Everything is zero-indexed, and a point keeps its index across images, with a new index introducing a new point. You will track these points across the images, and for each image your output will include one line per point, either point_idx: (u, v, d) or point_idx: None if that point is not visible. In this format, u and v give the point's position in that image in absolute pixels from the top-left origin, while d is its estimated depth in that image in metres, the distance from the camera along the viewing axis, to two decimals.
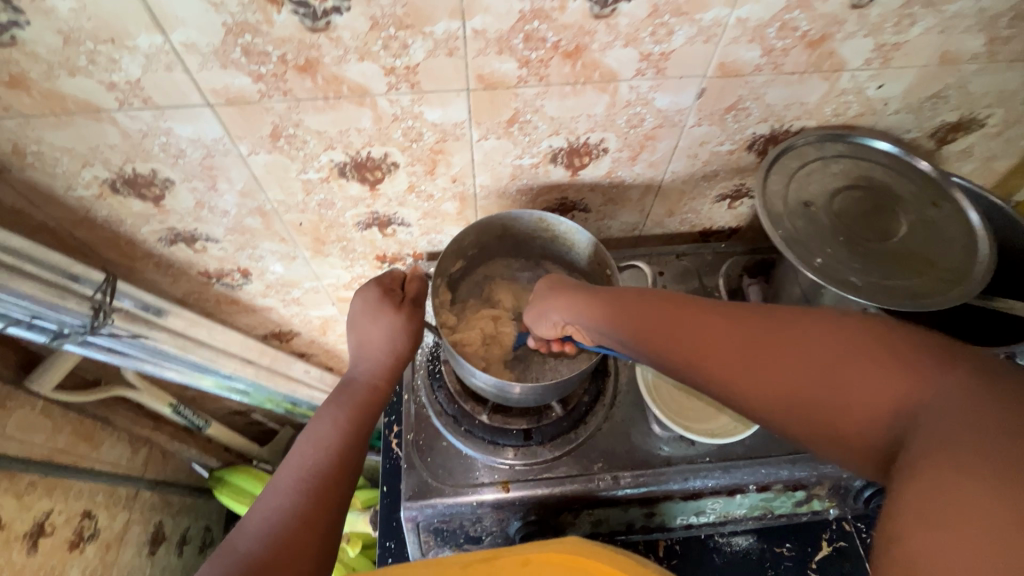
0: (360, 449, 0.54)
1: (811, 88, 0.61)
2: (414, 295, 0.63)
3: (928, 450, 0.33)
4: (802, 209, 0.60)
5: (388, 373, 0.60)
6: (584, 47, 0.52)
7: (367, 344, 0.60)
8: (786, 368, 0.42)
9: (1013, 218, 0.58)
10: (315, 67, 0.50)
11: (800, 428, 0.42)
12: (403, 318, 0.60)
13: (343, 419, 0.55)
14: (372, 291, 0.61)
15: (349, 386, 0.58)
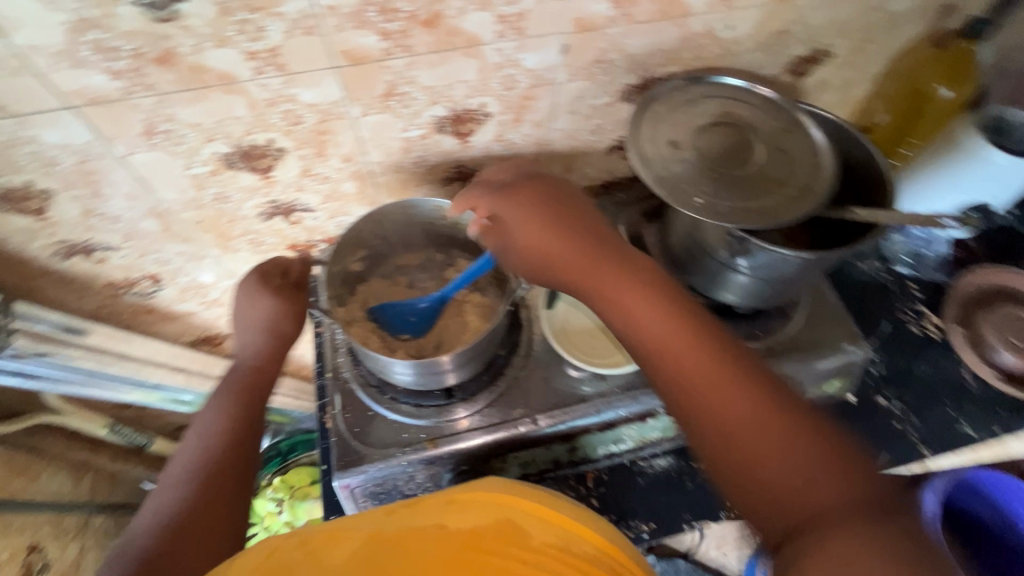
0: (250, 432, 0.59)
1: (666, 35, 0.65)
2: (298, 277, 0.66)
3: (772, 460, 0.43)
4: (669, 148, 0.65)
5: (274, 356, 0.64)
6: (439, 14, 0.55)
7: (246, 330, 0.63)
8: (673, 352, 0.49)
9: (852, 136, 0.65)
10: (172, 58, 0.51)
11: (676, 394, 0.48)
12: (280, 296, 0.63)
13: (228, 407, 0.59)
14: (249, 278, 0.63)
15: (232, 374, 0.63)
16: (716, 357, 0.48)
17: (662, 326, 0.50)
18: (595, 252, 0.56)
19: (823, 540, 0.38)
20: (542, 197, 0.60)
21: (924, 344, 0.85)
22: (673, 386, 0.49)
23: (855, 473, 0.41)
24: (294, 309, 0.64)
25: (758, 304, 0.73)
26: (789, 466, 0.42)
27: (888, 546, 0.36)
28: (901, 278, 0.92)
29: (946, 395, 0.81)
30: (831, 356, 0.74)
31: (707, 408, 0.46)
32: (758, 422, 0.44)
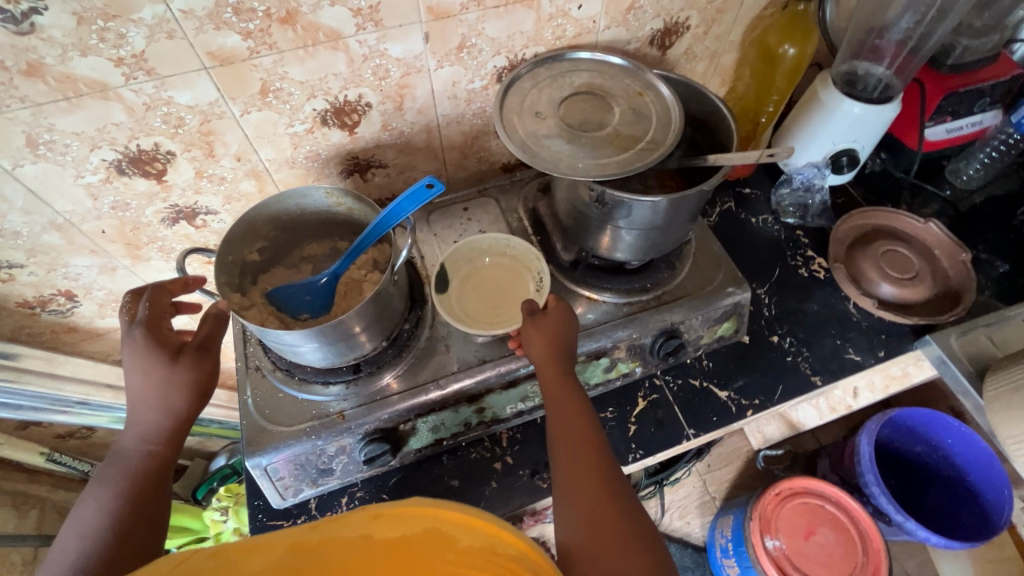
0: (140, 518, 0.57)
1: (521, 18, 0.71)
2: (201, 339, 0.63)
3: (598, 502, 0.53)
4: (534, 117, 0.70)
5: (165, 435, 0.62)
6: (294, 11, 0.60)
7: (135, 410, 0.61)
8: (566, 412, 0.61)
9: (699, 91, 0.71)
10: (40, 69, 0.55)
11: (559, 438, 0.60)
12: (174, 370, 0.60)
13: (111, 499, 0.58)
14: (142, 341, 0.60)
15: (119, 459, 0.61)
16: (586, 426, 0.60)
17: (578, 451, 0.58)
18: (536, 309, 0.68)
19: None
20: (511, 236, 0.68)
21: (813, 285, 0.92)
22: (559, 460, 0.58)
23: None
24: (189, 384, 0.61)
25: (643, 257, 0.79)
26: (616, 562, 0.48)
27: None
28: (790, 228, 0.98)
29: (833, 327, 0.88)
30: (718, 298, 0.79)
31: (569, 479, 0.56)
32: (596, 519, 0.52)
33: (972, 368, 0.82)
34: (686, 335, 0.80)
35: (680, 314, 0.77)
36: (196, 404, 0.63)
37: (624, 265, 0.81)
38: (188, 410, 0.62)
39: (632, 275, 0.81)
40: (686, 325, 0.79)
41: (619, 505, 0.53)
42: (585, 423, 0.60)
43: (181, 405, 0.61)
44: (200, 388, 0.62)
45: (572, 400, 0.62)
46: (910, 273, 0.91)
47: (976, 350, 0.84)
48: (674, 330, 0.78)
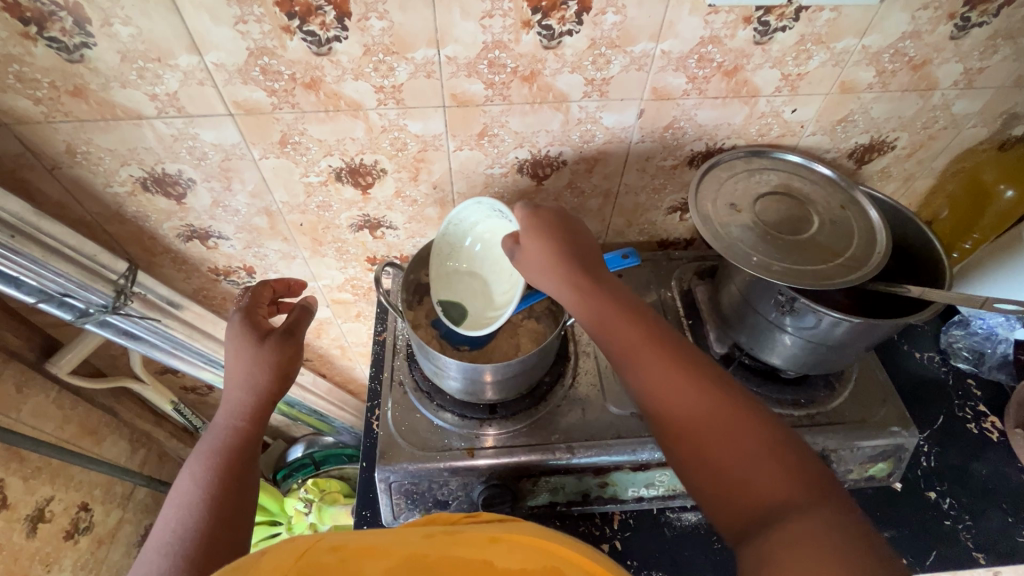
0: (228, 487, 0.59)
1: (734, 111, 0.72)
2: (289, 324, 0.69)
3: (691, 411, 0.52)
4: (728, 210, 0.70)
5: (251, 412, 0.65)
6: (537, 72, 0.64)
7: (226, 388, 0.66)
8: (614, 331, 0.59)
9: (908, 219, 0.68)
10: (318, 84, 0.62)
11: (625, 358, 0.58)
12: (261, 345, 0.65)
13: (205, 468, 0.60)
14: (240, 321, 0.67)
15: (210, 435, 0.64)
16: (641, 336, 0.58)
17: (632, 343, 0.58)
18: (539, 230, 0.63)
19: (782, 535, 0.43)
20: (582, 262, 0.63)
21: (982, 445, 0.82)
22: (642, 396, 0.56)
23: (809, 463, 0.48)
24: (273, 362, 0.65)
25: (802, 369, 0.74)
26: (739, 461, 0.48)
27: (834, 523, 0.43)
28: (960, 374, 0.89)
29: (1004, 501, 0.77)
30: (880, 436, 0.72)
31: (654, 399, 0.55)
32: (698, 430, 0.51)
33: None
34: (834, 465, 0.73)
35: (835, 441, 0.72)
36: (280, 384, 0.66)
37: (778, 373, 0.77)
38: (272, 387, 0.66)
39: (785, 386, 0.77)
40: (838, 455, 0.72)
41: (698, 368, 0.55)
42: (616, 307, 0.60)
43: (264, 381, 0.65)
44: (282, 365, 0.66)
45: (601, 287, 0.61)
46: None
47: None
48: (824, 456, 0.72)
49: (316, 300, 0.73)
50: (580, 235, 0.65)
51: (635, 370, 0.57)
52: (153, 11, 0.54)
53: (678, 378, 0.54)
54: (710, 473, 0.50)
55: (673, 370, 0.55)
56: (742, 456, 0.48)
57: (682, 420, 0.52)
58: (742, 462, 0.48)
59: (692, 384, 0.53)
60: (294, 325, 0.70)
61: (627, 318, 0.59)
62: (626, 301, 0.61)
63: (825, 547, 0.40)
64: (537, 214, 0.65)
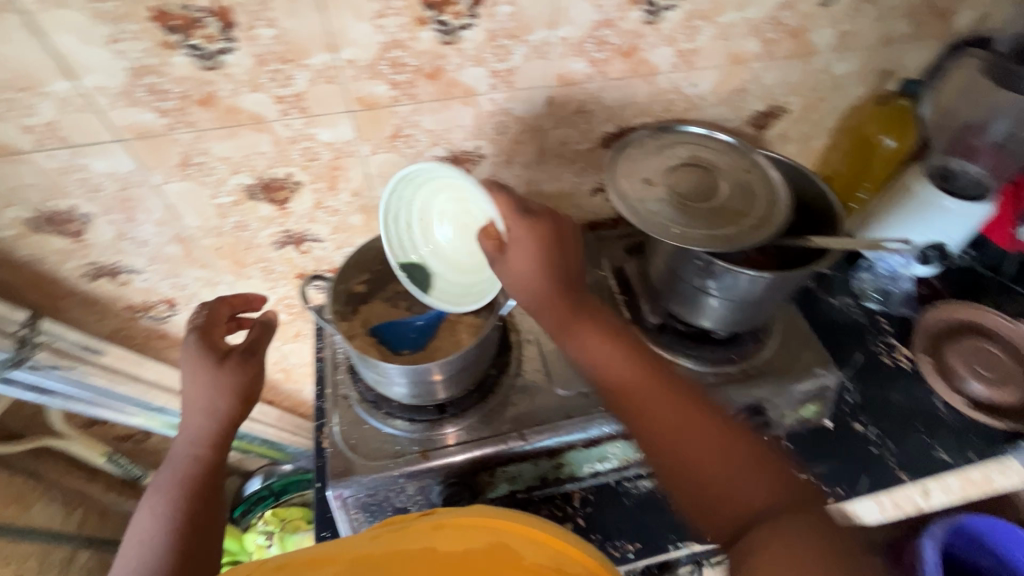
0: (194, 517, 0.60)
1: (638, 90, 0.75)
2: (247, 344, 0.68)
3: (682, 441, 0.54)
4: (643, 185, 0.73)
5: (213, 439, 0.64)
6: (441, 68, 0.64)
7: (186, 414, 0.64)
8: (610, 357, 0.60)
9: (805, 174, 0.73)
10: (212, 100, 0.60)
11: (617, 370, 0.59)
12: (219, 372, 0.64)
13: (167, 498, 0.60)
14: (194, 345, 0.64)
15: (171, 462, 0.63)
16: (632, 359, 0.60)
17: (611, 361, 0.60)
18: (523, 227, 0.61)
19: (757, 538, 0.46)
20: (565, 281, 0.63)
21: (897, 375, 0.90)
22: (632, 414, 0.57)
23: (791, 480, 0.51)
24: (232, 388, 0.65)
25: (731, 328, 0.79)
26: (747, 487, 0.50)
27: (804, 533, 0.45)
28: (871, 313, 0.97)
29: (919, 423, 0.85)
30: (806, 380, 0.78)
31: (643, 414, 0.56)
32: (683, 466, 0.53)
33: None
34: (769, 412, 0.79)
35: (767, 390, 0.77)
36: (241, 408, 0.66)
37: (710, 334, 0.81)
38: (231, 413, 0.65)
39: (718, 346, 0.81)
40: (771, 403, 0.78)
41: (683, 397, 0.56)
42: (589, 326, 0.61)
43: (224, 408, 0.64)
44: (240, 393, 0.65)
45: (564, 307, 0.62)
46: (1001, 373, 0.88)
47: None
48: (759, 406, 0.78)
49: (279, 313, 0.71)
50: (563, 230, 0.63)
51: (623, 387, 0.58)
52: (12, 36, 0.50)
53: (665, 402, 0.56)
54: (704, 500, 0.51)
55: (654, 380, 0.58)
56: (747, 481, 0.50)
57: (671, 439, 0.54)
58: (729, 476, 0.51)
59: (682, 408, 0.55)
60: (255, 344, 0.69)
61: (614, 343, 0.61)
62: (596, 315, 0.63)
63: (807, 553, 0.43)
64: (532, 210, 0.63)
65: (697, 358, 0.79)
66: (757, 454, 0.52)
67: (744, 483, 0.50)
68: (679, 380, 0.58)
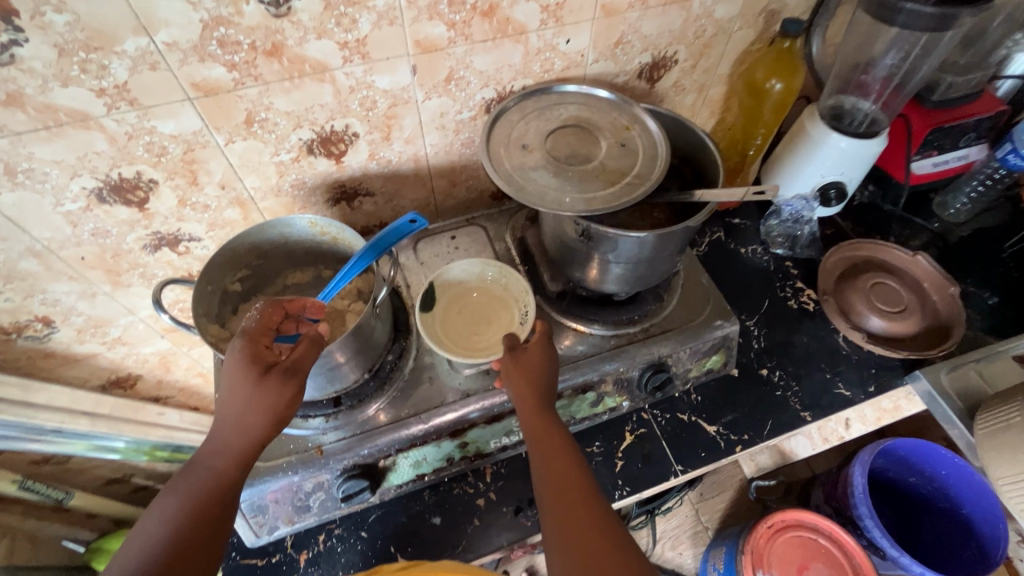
0: (192, 546, 0.53)
1: (509, 51, 0.71)
2: (294, 359, 0.57)
3: (584, 533, 0.53)
4: (521, 150, 0.70)
5: (238, 459, 0.57)
6: (280, 44, 0.59)
7: (219, 422, 0.57)
8: (557, 442, 0.60)
9: (686, 126, 0.72)
10: (19, 99, 0.54)
11: (552, 454, 0.59)
12: (261, 389, 0.55)
13: (174, 515, 0.54)
14: (240, 351, 0.57)
15: (193, 470, 0.57)
16: (570, 450, 0.60)
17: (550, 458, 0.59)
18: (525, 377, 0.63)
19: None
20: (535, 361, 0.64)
21: (802, 317, 0.91)
22: (547, 489, 0.58)
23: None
24: (264, 409, 0.56)
25: (631, 289, 0.78)
26: None
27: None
28: (779, 259, 0.98)
29: (823, 361, 0.87)
30: (707, 332, 0.78)
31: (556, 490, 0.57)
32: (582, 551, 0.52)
33: (963, 405, 0.80)
34: (675, 368, 0.79)
35: (669, 347, 0.76)
36: (271, 430, 0.57)
37: (610, 297, 0.81)
38: (261, 433, 0.57)
39: (619, 307, 0.80)
40: (675, 359, 0.78)
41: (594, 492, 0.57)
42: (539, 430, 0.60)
43: (257, 429, 0.56)
44: (279, 415, 0.56)
45: (526, 388, 0.62)
46: (900, 306, 0.90)
47: (967, 387, 0.82)
48: (662, 362, 0.77)
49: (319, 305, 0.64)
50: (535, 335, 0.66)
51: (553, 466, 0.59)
52: None
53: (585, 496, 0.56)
54: None
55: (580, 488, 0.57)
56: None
57: (573, 523, 0.54)
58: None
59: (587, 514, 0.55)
60: (299, 363, 0.58)
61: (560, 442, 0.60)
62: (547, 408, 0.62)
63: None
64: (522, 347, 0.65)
65: (598, 322, 0.78)
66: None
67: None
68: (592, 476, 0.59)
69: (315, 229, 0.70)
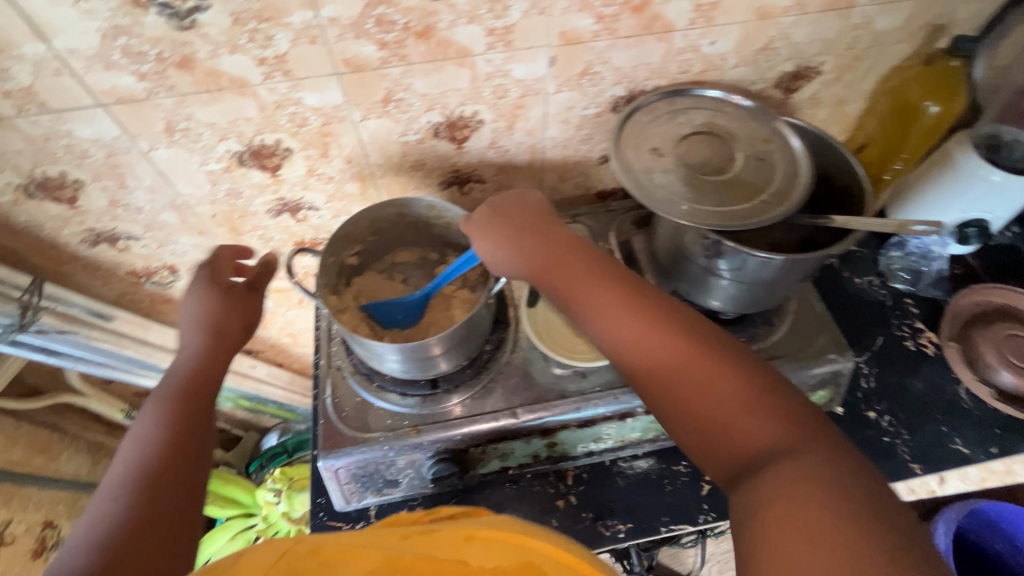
0: (196, 424, 0.58)
1: (650, 49, 0.69)
2: (250, 280, 0.70)
3: (672, 381, 0.51)
4: (649, 155, 0.68)
5: (220, 352, 0.65)
6: (432, 27, 0.60)
7: (185, 336, 0.64)
8: (597, 291, 0.58)
9: (831, 143, 0.66)
10: (191, 63, 0.57)
11: (596, 303, 0.57)
12: (229, 295, 0.67)
13: (163, 411, 0.58)
14: (201, 272, 0.68)
15: (170, 378, 0.62)
16: (600, 286, 0.58)
17: (638, 332, 0.54)
18: (535, 247, 0.63)
19: (780, 468, 0.43)
20: (544, 233, 0.64)
21: (919, 360, 0.84)
22: (612, 344, 0.56)
23: (783, 405, 0.48)
24: (240, 309, 0.68)
25: (742, 310, 0.74)
26: (743, 424, 0.47)
27: (823, 456, 0.43)
28: (898, 294, 0.91)
29: (939, 412, 0.80)
30: (818, 365, 0.74)
31: (623, 342, 0.55)
32: (676, 394, 0.51)
33: None
34: None
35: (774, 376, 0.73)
36: (241, 333, 0.67)
37: (716, 314, 0.77)
38: (236, 335, 0.67)
39: (724, 326, 0.77)
40: None
41: (660, 317, 0.54)
42: (614, 305, 0.56)
43: (234, 327, 0.67)
44: (251, 315, 0.68)
45: (542, 252, 0.62)
46: None
47: None
48: None
49: (277, 257, 0.70)
50: (543, 216, 0.66)
51: (606, 326, 0.56)
52: None
53: (646, 328, 0.54)
54: (707, 423, 0.49)
55: (691, 349, 0.51)
56: (746, 413, 0.47)
57: (666, 372, 0.52)
58: (736, 418, 0.47)
59: (682, 345, 0.52)
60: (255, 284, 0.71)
61: (592, 280, 0.59)
62: (596, 261, 0.61)
63: (822, 512, 0.39)
64: (493, 214, 0.66)
65: None
66: (745, 387, 0.48)
67: (741, 409, 0.47)
68: (649, 303, 0.56)
69: (433, 212, 0.71)
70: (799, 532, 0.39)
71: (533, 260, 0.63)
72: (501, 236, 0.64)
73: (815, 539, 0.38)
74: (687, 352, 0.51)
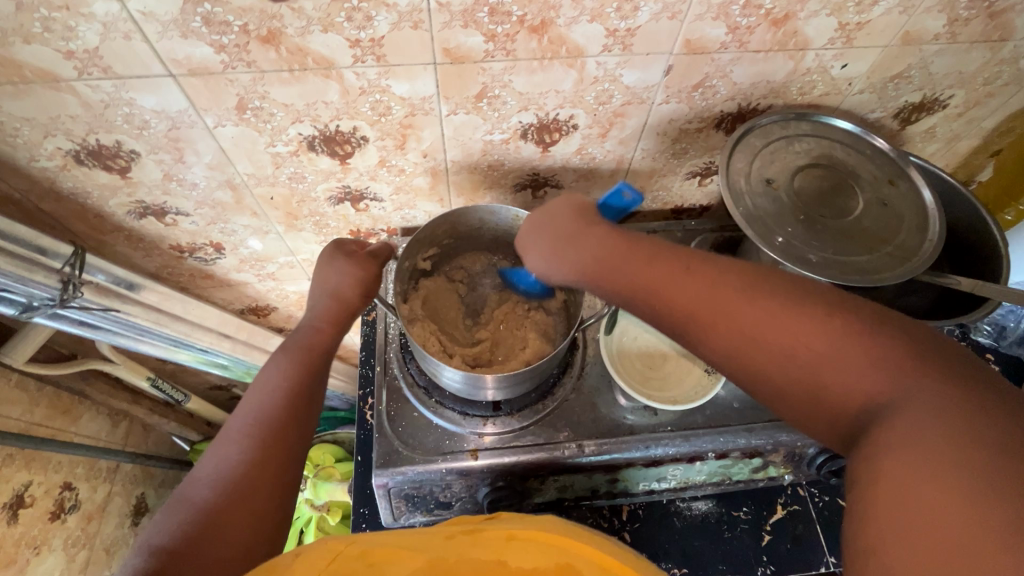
0: (313, 392, 0.56)
1: (776, 67, 0.62)
2: (373, 249, 0.66)
3: (762, 353, 0.42)
4: (764, 186, 0.62)
5: (339, 319, 0.62)
6: (549, 22, 0.53)
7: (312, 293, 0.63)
8: (657, 265, 0.50)
9: (962, 196, 0.63)
10: (277, 38, 0.50)
11: (657, 282, 0.49)
12: (350, 261, 0.63)
13: (287, 366, 0.57)
14: (329, 247, 0.64)
15: (295, 334, 0.61)
16: (659, 264, 0.50)
17: (676, 290, 0.48)
18: (587, 233, 0.54)
19: (891, 431, 0.36)
20: (581, 224, 0.55)
21: None
22: (680, 321, 0.47)
23: (876, 350, 0.39)
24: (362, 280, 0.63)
25: None
26: (846, 377, 0.39)
27: (956, 407, 0.34)
28: (979, 349, 0.86)
29: None
30: None
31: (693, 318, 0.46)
32: (762, 367, 0.42)
33: None
34: None
35: None
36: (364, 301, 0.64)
37: None
38: (357, 303, 0.63)
39: None
40: None
41: (721, 283, 0.46)
42: (642, 259, 0.51)
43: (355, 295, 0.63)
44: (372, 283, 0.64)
45: (590, 240, 0.54)
46: None
47: None
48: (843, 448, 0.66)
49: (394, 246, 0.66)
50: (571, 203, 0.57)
51: (670, 308, 0.48)
52: None
53: (717, 294, 0.45)
54: (814, 392, 0.40)
55: (717, 298, 0.45)
56: (857, 369, 0.38)
57: (749, 345, 0.43)
58: (841, 373, 0.39)
59: (769, 308, 0.43)
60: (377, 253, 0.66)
61: (636, 254, 0.51)
62: (644, 241, 0.53)
63: (960, 476, 0.31)
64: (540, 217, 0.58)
65: None
66: (849, 334, 0.39)
67: (834, 360, 0.39)
68: (707, 271, 0.47)
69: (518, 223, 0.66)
70: (915, 513, 0.32)
71: (582, 253, 0.54)
72: (538, 229, 0.58)
73: (936, 515, 0.31)
74: (768, 311, 0.43)
